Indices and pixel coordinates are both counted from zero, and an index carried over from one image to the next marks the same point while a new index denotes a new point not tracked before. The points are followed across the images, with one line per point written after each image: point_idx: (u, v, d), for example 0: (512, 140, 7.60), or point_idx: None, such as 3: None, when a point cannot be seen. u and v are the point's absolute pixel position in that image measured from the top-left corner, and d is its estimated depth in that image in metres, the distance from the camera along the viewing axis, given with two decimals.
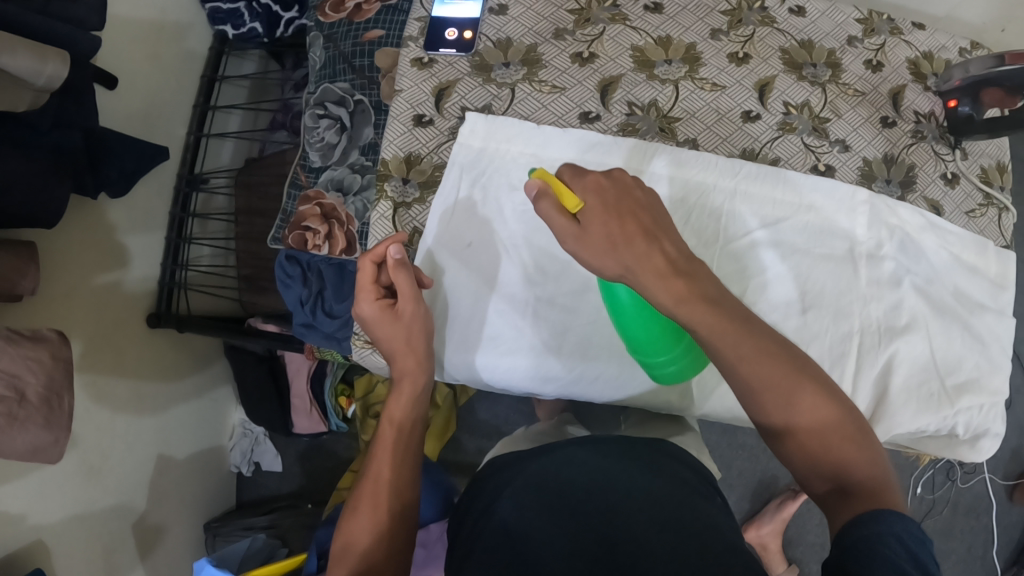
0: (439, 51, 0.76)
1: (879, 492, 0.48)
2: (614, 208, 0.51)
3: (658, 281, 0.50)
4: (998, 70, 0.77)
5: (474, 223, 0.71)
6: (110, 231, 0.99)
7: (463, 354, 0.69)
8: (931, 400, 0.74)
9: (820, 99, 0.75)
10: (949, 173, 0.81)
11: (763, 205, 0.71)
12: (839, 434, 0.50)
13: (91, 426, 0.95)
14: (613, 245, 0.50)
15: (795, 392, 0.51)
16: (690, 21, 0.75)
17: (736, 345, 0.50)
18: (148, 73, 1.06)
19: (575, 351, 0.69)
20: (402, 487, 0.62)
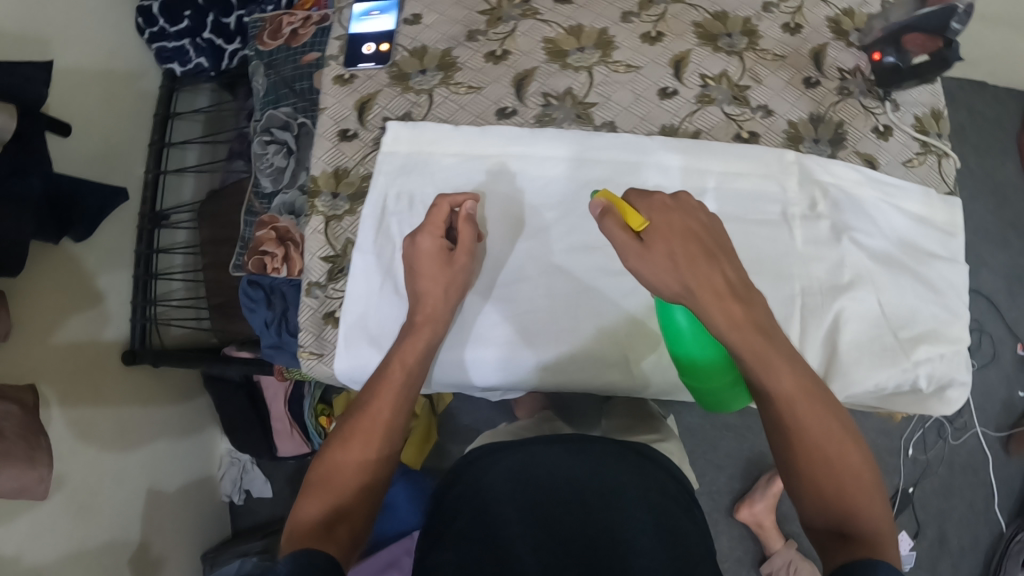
0: (358, 66, 0.78)
1: (881, 544, 0.51)
2: (676, 233, 0.56)
3: (711, 296, 0.55)
4: (921, 13, 0.77)
5: (406, 224, 0.72)
6: (78, 274, 1.02)
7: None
8: (885, 354, 0.71)
9: (737, 68, 0.76)
10: (880, 125, 0.80)
11: (690, 174, 0.71)
12: (855, 482, 0.53)
13: (79, 464, 0.97)
14: (676, 264, 0.55)
15: (827, 433, 0.54)
16: (600, 7, 0.76)
17: (774, 362, 0.55)
18: (101, 117, 1.08)
19: (515, 337, 0.68)
20: (393, 445, 0.62)
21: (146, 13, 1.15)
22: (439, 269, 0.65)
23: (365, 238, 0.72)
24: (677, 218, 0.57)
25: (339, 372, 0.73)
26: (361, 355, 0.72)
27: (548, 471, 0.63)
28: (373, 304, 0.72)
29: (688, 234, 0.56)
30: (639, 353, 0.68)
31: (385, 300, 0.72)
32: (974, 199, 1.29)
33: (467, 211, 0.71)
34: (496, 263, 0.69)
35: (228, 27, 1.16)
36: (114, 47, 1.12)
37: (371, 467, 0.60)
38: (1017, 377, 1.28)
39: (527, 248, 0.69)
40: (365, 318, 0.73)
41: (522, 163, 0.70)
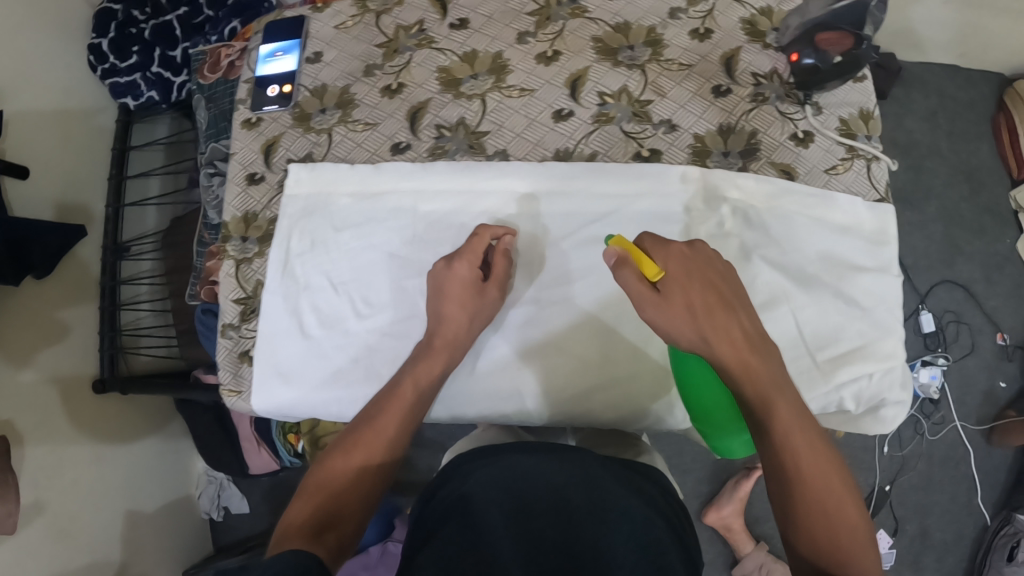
0: (264, 108, 0.80)
1: None
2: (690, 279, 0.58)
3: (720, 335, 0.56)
4: (835, 7, 0.72)
5: (308, 265, 0.74)
6: (45, 311, 1.06)
7: (317, 389, 0.73)
8: (800, 377, 0.69)
9: (638, 82, 0.73)
10: (799, 132, 0.75)
11: (581, 201, 0.68)
12: (848, 530, 0.51)
13: (57, 492, 1.03)
14: (692, 309, 0.57)
15: (825, 467, 0.53)
16: (496, 30, 0.75)
17: (765, 389, 0.55)
18: (59, 156, 1.11)
19: None
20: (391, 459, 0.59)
21: (95, 50, 1.17)
22: (470, 295, 0.64)
23: (272, 281, 0.74)
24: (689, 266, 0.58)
25: (258, 410, 0.75)
26: (274, 395, 0.74)
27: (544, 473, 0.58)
28: (282, 345, 0.74)
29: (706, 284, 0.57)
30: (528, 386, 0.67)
31: (293, 340, 0.74)
32: (949, 185, 1.25)
33: (363, 249, 0.72)
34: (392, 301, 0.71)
35: (175, 60, 1.19)
36: (69, 85, 1.14)
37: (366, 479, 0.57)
38: (998, 367, 1.23)
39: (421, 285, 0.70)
40: (276, 357, 0.74)
41: (415, 200, 0.71)
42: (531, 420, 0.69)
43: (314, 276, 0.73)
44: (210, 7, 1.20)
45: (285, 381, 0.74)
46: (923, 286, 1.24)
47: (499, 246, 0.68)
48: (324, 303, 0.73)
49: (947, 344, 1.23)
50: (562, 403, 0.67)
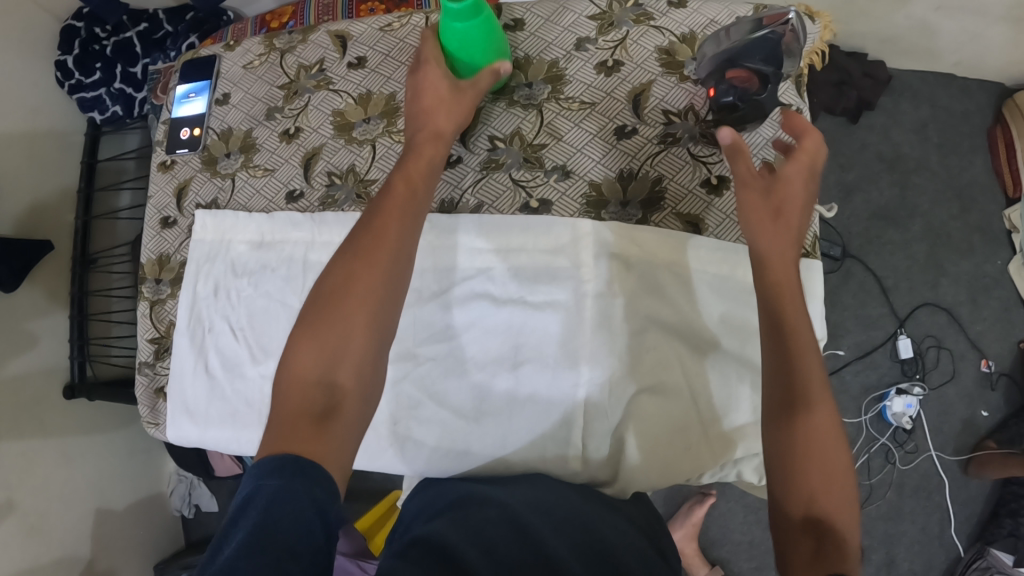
0: (177, 151, 0.81)
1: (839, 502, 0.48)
2: (791, 218, 0.56)
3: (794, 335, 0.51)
4: (756, 35, 0.65)
5: (209, 308, 0.75)
6: (17, 321, 1.12)
7: (215, 430, 0.74)
8: (688, 454, 0.65)
9: (533, 124, 0.71)
10: (712, 177, 0.68)
11: (454, 250, 0.69)
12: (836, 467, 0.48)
13: (29, 491, 1.10)
14: (775, 211, 0.56)
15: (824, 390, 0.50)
16: (391, 68, 0.72)
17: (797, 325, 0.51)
18: (32, 172, 1.17)
19: None
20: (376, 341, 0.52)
21: (62, 67, 1.19)
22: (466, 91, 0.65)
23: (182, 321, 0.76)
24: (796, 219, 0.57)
25: (172, 440, 0.78)
26: (181, 431, 0.77)
27: (523, 498, 0.58)
28: (188, 383, 0.76)
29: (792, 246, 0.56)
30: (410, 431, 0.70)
31: (196, 380, 0.75)
32: (937, 203, 1.17)
33: (258, 296, 0.72)
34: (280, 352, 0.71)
35: (136, 75, 1.23)
36: (37, 105, 1.18)
37: (347, 357, 0.51)
38: (981, 396, 1.16)
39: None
40: (182, 393, 0.76)
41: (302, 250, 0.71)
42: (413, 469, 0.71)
43: (215, 319, 0.74)
44: (170, 22, 1.23)
45: (190, 419, 0.76)
46: (902, 310, 1.17)
47: None
48: (221, 347, 0.74)
49: (925, 371, 1.16)
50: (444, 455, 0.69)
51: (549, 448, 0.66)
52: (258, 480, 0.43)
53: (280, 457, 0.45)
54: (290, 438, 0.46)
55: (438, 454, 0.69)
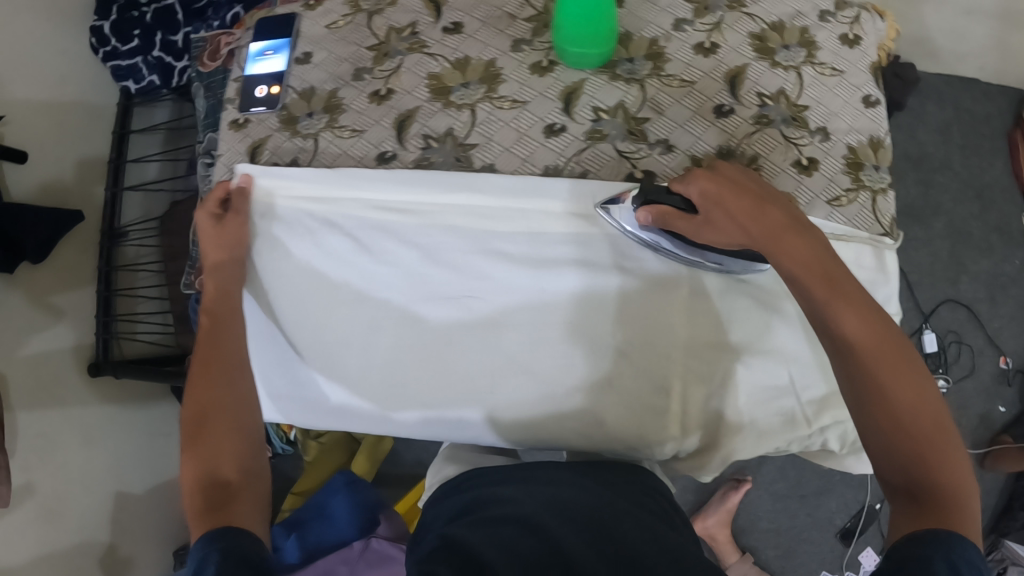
0: (251, 110, 0.78)
1: (950, 496, 0.49)
2: (810, 241, 0.55)
3: (856, 322, 0.53)
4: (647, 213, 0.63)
5: (269, 267, 0.71)
6: (40, 295, 1.08)
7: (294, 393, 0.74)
8: (783, 423, 0.66)
9: (636, 98, 0.71)
10: (803, 158, 0.74)
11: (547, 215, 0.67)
12: (925, 436, 0.51)
13: (47, 474, 1.06)
14: (744, 231, 0.56)
15: (899, 366, 0.52)
16: (490, 36, 0.72)
17: (839, 304, 0.53)
18: (60, 140, 1.12)
19: (385, 394, 0.70)
20: (245, 427, 0.65)
21: (97, 33, 1.17)
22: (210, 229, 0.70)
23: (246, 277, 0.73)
24: (813, 229, 0.56)
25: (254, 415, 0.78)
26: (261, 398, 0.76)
27: (543, 496, 0.59)
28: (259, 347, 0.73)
29: (822, 244, 0.55)
30: (500, 407, 0.67)
31: (271, 345, 0.73)
32: (959, 201, 1.23)
33: (330, 257, 0.69)
34: (372, 318, 0.69)
35: (175, 44, 1.17)
36: (64, 72, 1.13)
37: (225, 450, 0.62)
38: (996, 391, 1.20)
39: (384, 297, 0.69)
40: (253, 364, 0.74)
41: (381, 214, 0.69)
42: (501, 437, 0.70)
43: (280, 285, 0.71)
44: None
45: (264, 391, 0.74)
46: (926, 305, 1.21)
47: (461, 262, 0.67)
48: (288, 312, 0.71)
49: (947, 364, 1.20)
50: (530, 424, 0.67)
51: (643, 420, 0.66)
52: (205, 548, 0.51)
53: (211, 530, 0.53)
54: (207, 518, 0.55)
55: (531, 425, 0.67)
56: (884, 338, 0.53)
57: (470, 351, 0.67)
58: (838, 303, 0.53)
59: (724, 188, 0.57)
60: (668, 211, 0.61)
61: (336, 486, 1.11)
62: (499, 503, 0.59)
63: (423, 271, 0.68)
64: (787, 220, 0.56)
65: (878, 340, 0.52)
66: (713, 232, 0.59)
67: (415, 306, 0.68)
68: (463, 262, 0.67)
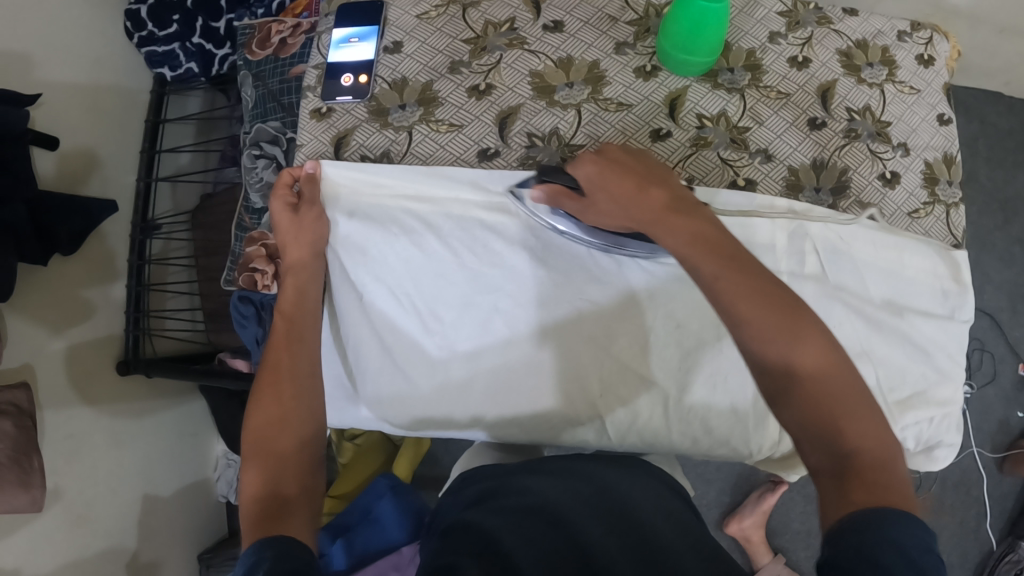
0: (337, 99, 0.74)
1: (882, 469, 0.46)
2: (694, 217, 0.53)
3: (746, 295, 0.48)
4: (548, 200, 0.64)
5: (364, 273, 0.70)
6: (73, 289, 1.03)
7: (384, 401, 0.72)
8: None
9: (737, 107, 0.75)
10: (888, 172, 0.79)
11: None
12: (841, 408, 0.47)
13: (76, 477, 1.01)
14: (629, 215, 0.55)
15: (797, 335, 0.48)
16: (592, 37, 0.73)
17: (722, 276, 0.49)
18: (95, 127, 1.07)
19: (491, 396, 0.70)
20: (307, 438, 0.61)
21: (132, 17, 1.11)
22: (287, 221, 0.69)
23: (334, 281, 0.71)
24: (698, 204, 0.54)
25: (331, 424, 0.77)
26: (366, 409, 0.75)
27: (562, 489, 0.60)
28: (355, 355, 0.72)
29: (708, 219, 0.53)
30: (612, 411, 0.69)
31: (365, 354, 0.71)
32: (982, 212, 1.29)
33: (428, 261, 0.69)
34: (481, 320, 0.69)
35: (217, 32, 1.13)
36: (101, 54, 1.09)
37: (286, 460, 0.58)
38: (1017, 398, 1.24)
39: (493, 301, 0.69)
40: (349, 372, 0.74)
41: (486, 216, 0.68)
42: (609, 445, 0.72)
43: (372, 292, 0.70)
44: None
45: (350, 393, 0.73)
46: None
47: (570, 266, 0.68)
48: (385, 320, 0.70)
49: (970, 370, 1.24)
50: (642, 429, 0.69)
51: (749, 417, 0.69)
52: (255, 555, 0.46)
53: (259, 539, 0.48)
54: (257, 526, 0.51)
55: (639, 430, 0.70)
56: (775, 307, 0.48)
57: (584, 349, 0.68)
58: (724, 277, 0.49)
59: (612, 173, 0.56)
60: (558, 192, 0.61)
61: (380, 490, 1.08)
62: (512, 494, 0.60)
63: (535, 272, 0.68)
64: (666, 200, 0.54)
65: (771, 313, 0.48)
66: (602, 216, 0.57)
67: (524, 311, 0.68)
68: (581, 264, 0.67)
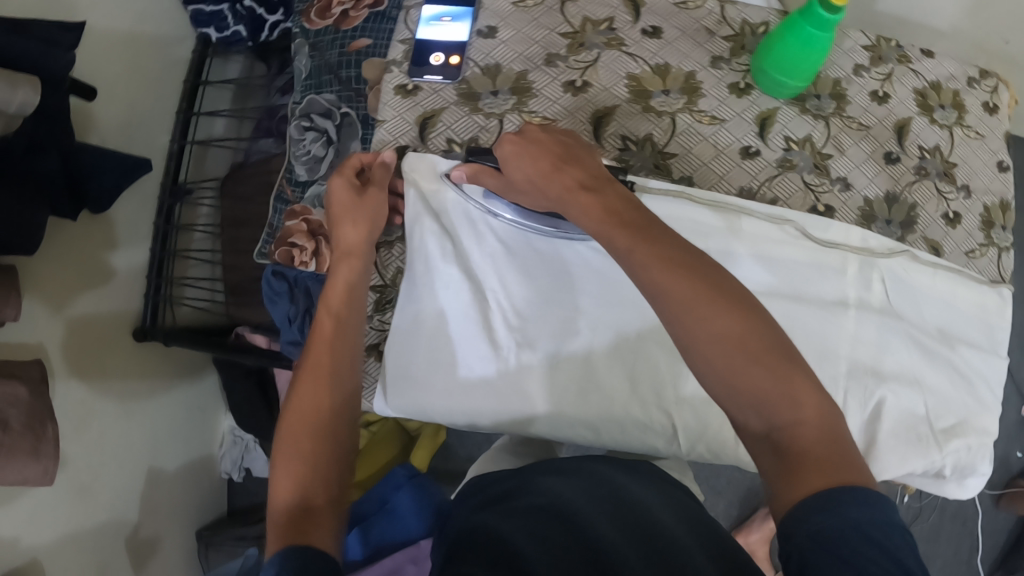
0: (424, 77, 0.71)
1: (818, 442, 0.45)
2: (604, 195, 0.53)
3: (661, 266, 0.47)
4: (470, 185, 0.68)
5: (449, 254, 0.69)
6: (93, 249, 0.98)
7: (450, 398, 0.67)
8: (918, 444, 0.74)
9: (822, 134, 0.75)
10: (951, 213, 0.79)
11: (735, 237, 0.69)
12: (772, 370, 0.46)
13: (84, 445, 0.96)
14: (544, 192, 0.57)
15: (710, 309, 0.47)
16: (689, 47, 0.73)
17: (639, 243, 0.49)
18: (132, 82, 1.02)
19: (568, 402, 0.67)
20: (338, 440, 0.60)
21: None
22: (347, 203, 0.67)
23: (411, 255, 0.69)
24: (610, 183, 0.55)
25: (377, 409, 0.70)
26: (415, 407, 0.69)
27: (580, 491, 0.59)
28: (418, 347, 0.68)
29: (623, 197, 0.53)
30: (684, 418, 0.67)
31: (441, 342, 0.68)
32: None
33: (512, 252, 0.68)
34: (564, 320, 0.68)
35: None
36: (145, 7, 1.03)
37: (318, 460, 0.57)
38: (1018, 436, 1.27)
39: (573, 300, 0.68)
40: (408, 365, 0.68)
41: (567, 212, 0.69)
42: (677, 454, 0.69)
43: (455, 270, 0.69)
44: None
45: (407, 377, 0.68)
46: None
47: None
48: (467, 305, 0.68)
49: None
50: (716, 446, 0.68)
51: None
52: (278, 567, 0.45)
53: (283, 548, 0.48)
54: (286, 534, 0.50)
55: (708, 440, 0.68)
56: (716, 287, 0.47)
57: (664, 355, 0.67)
58: (640, 250, 0.48)
59: (526, 149, 0.57)
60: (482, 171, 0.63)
61: (398, 481, 1.06)
62: (526, 495, 0.59)
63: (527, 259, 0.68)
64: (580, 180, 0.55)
65: (700, 285, 0.47)
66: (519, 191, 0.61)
67: (529, 304, 0.68)
68: None
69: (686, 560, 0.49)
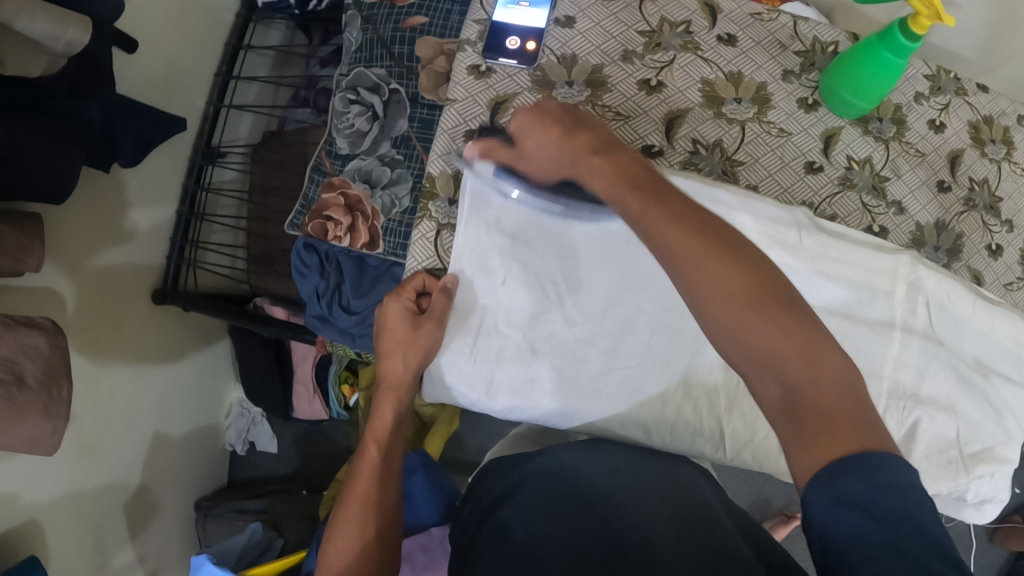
0: (499, 60, 0.71)
1: (843, 412, 0.43)
2: (616, 156, 0.53)
3: (674, 228, 0.47)
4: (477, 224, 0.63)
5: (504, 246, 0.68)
6: (121, 203, 0.95)
7: (511, 396, 0.68)
8: (949, 468, 0.73)
9: (881, 156, 0.76)
10: (994, 244, 0.81)
11: (793, 249, 0.69)
12: (776, 334, 0.44)
13: (92, 404, 0.93)
14: (556, 157, 0.57)
15: (717, 268, 0.45)
16: (762, 58, 0.74)
17: (639, 202, 0.49)
18: (176, 36, 0.99)
19: (619, 396, 0.68)
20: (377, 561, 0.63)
21: None
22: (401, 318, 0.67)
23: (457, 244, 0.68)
24: (620, 148, 0.54)
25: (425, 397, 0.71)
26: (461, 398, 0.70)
27: (601, 474, 0.59)
28: (469, 342, 0.68)
29: (634, 159, 0.53)
30: (734, 425, 0.69)
31: (499, 343, 0.68)
32: None
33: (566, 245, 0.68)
34: (623, 320, 0.68)
35: None
36: None
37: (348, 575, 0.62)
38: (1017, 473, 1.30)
39: (634, 300, 0.68)
40: (458, 362, 0.68)
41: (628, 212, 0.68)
42: (721, 458, 0.71)
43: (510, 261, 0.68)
44: None
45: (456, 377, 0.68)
46: None
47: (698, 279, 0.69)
48: (524, 300, 0.68)
49: None
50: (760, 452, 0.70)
51: None
52: None
53: None
54: None
55: (753, 447, 0.70)
56: (716, 240, 0.46)
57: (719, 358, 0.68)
58: (651, 212, 0.48)
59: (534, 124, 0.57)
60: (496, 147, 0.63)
61: (412, 466, 1.02)
62: (548, 473, 0.59)
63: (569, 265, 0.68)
64: (589, 143, 0.54)
65: (723, 258, 0.45)
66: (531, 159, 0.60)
67: (554, 289, 0.68)
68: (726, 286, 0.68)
69: (733, 545, 0.49)
